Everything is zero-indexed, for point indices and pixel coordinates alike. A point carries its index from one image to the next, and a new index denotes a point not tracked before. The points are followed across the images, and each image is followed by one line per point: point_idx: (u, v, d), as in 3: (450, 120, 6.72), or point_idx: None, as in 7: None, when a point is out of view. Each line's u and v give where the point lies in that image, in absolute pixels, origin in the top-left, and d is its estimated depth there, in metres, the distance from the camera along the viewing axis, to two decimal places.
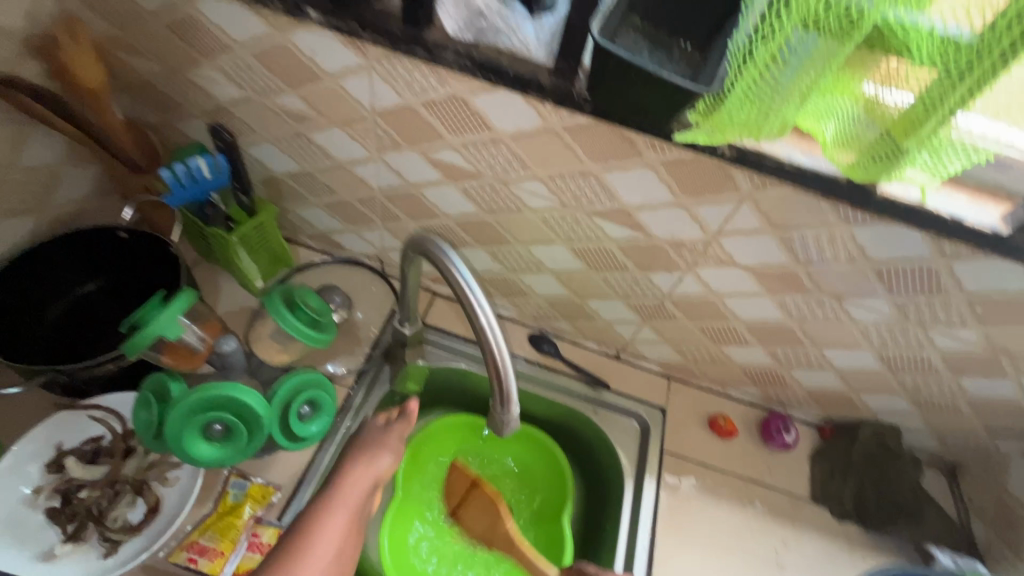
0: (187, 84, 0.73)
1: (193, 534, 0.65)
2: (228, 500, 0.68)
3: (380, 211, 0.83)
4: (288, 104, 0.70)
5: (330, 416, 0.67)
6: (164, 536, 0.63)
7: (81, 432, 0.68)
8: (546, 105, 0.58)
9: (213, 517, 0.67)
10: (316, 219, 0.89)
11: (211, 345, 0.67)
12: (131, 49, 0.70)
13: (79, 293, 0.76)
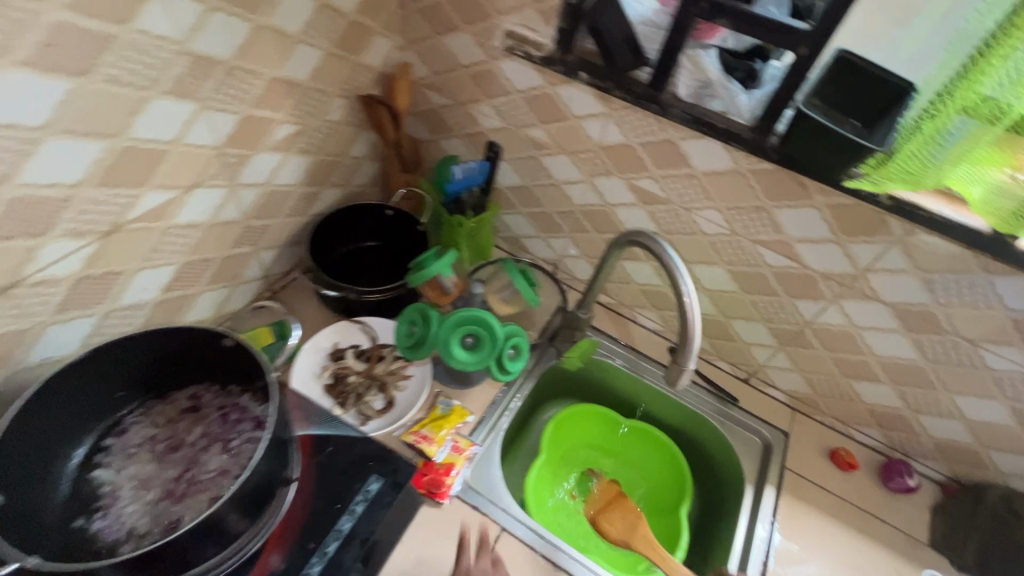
0: (462, 114, 1.03)
1: (413, 427, 0.86)
2: (437, 411, 0.89)
3: (573, 224, 1.06)
4: (535, 135, 0.97)
5: (527, 358, 0.88)
6: (396, 424, 0.86)
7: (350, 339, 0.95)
8: (740, 153, 0.79)
9: (426, 419, 0.88)
10: (516, 224, 1.14)
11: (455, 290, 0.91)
12: (435, 87, 1.02)
13: (359, 246, 1.06)
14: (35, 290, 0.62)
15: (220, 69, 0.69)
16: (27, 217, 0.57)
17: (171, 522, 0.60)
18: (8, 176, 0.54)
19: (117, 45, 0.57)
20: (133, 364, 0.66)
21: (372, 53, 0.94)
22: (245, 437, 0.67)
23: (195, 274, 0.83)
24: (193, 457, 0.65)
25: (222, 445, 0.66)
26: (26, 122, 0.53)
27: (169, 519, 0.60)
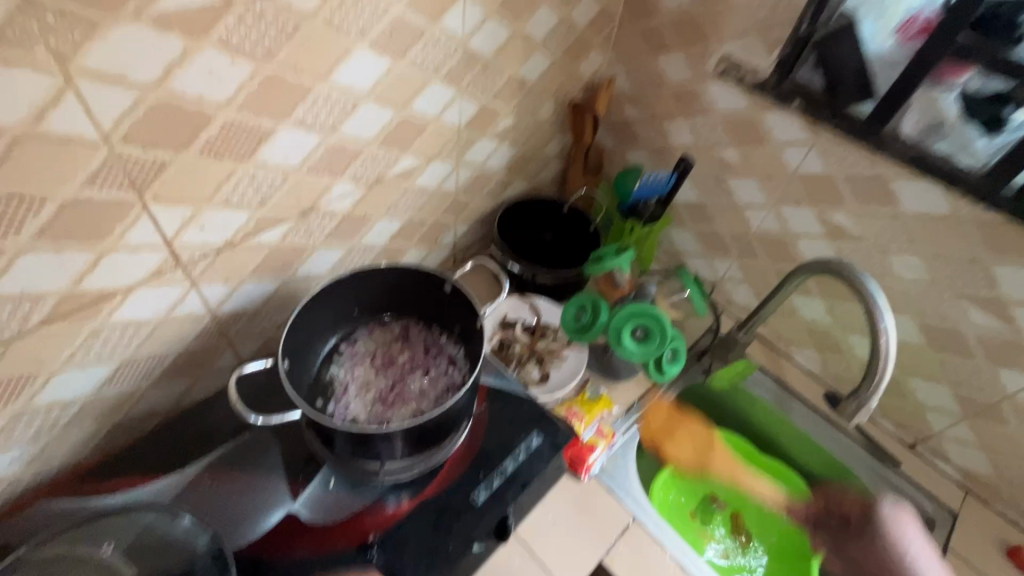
0: (654, 129, 1.08)
1: (563, 403, 0.92)
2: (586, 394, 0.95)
3: (744, 248, 1.06)
4: (725, 156, 0.99)
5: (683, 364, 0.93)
6: (548, 396, 0.92)
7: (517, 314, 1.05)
8: (962, 200, 0.76)
9: (575, 399, 0.93)
10: (680, 240, 1.17)
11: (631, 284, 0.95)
12: (633, 101, 1.09)
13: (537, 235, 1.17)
14: (319, 219, 0.79)
15: (480, 63, 0.83)
16: (333, 161, 0.74)
17: (383, 422, 0.72)
18: (334, 127, 0.70)
19: (426, 36, 0.72)
20: (373, 290, 0.80)
21: (587, 64, 1.04)
22: (443, 371, 0.79)
23: (411, 232, 0.98)
24: (402, 377, 0.78)
25: (425, 372, 0.79)
26: (358, 89, 0.69)
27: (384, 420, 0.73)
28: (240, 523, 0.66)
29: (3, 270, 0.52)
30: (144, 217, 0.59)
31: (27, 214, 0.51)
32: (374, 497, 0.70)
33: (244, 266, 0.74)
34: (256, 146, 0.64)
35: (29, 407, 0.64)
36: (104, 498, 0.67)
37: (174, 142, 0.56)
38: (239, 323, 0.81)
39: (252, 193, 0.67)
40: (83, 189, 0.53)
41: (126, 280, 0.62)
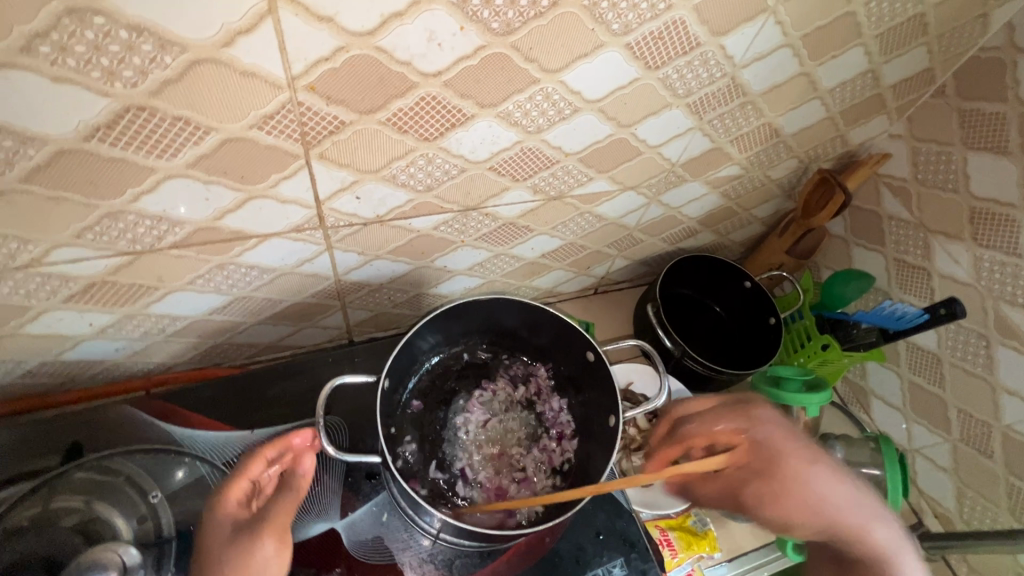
0: (916, 240, 0.82)
1: (661, 521, 0.74)
2: (689, 521, 0.75)
3: (972, 436, 0.78)
4: (1011, 317, 0.71)
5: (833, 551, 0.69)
6: (648, 507, 0.74)
7: (644, 385, 0.84)
8: None
9: (675, 521, 0.75)
10: (879, 380, 0.91)
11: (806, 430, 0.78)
12: (903, 195, 0.82)
13: (701, 301, 0.98)
14: (478, 218, 0.67)
15: (739, 99, 0.63)
16: (521, 165, 0.60)
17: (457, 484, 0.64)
18: (540, 130, 0.56)
19: (696, 52, 0.54)
20: (506, 319, 0.71)
21: (863, 130, 0.79)
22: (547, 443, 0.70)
23: (566, 254, 0.84)
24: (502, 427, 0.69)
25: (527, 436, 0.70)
26: (586, 94, 0.54)
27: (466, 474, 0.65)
28: (300, 512, 0.61)
29: (151, 189, 0.47)
30: (305, 172, 0.51)
31: (187, 140, 0.44)
32: (420, 553, 0.61)
33: (384, 243, 0.65)
34: (446, 130, 0.52)
35: (142, 313, 0.61)
36: (172, 427, 0.64)
37: (362, 104, 0.46)
38: (358, 292, 0.73)
39: (421, 176, 0.57)
40: (252, 130, 0.45)
41: (266, 227, 0.56)
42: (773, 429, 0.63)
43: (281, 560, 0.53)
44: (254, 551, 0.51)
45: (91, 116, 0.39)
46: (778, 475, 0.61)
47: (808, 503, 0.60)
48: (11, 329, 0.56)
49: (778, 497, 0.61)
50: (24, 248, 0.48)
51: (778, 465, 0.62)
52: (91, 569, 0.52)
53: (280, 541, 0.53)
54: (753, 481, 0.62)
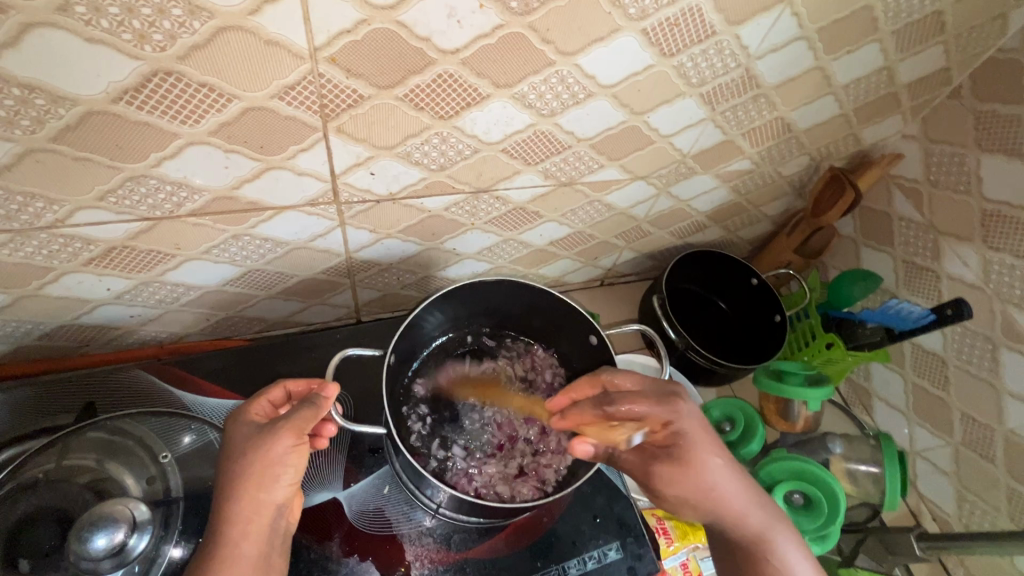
0: (926, 241, 0.82)
1: (658, 510, 0.75)
2: None
3: (974, 439, 0.78)
4: (1018, 321, 0.71)
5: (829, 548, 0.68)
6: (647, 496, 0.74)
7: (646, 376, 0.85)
8: None
9: (672, 511, 0.75)
10: (883, 382, 0.91)
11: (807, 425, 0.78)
12: (914, 196, 0.82)
13: (707, 297, 0.98)
14: (489, 201, 0.68)
15: (753, 91, 0.64)
16: (533, 148, 0.61)
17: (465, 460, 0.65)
18: (553, 113, 0.57)
19: (711, 40, 0.55)
20: (512, 303, 0.72)
21: (876, 130, 0.79)
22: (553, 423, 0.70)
23: (574, 243, 0.85)
24: (508, 406, 0.70)
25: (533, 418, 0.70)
26: (600, 79, 0.55)
27: (473, 452, 0.66)
28: (303, 481, 0.62)
29: (173, 154, 0.48)
30: (321, 145, 0.52)
31: (210, 108, 0.45)
32: (420, 527, 0.62)
33: (395, 222, 0.66)
34: (461, 109, 0.53)
35: (158, 280, 0.63)
36: (185, 393, 0.67)
37: (380, 79, 0.47)
38: (368, 271, 0.75)
39: (434, 154, 0.58)
40: (272, 100, 0.46)
41: (282, 200, 0.57)
42: (695, 417, 0.58)
43: (297, 459, 0.53)
44: (274, 445, 0.52)
45: (120, 78, 0.41)
46: (689, 458, 0.56)
47: (703, 491, 0.56)
48: (32, 289, 0.58)
49: (690, 477, 0.56)
50: (49, 209, 0.50)
51: (697, 441, 0.56)
52: (101, 523, 0.53)
53: (295, 440, 0.52)
54: (661, 460, 0.57)
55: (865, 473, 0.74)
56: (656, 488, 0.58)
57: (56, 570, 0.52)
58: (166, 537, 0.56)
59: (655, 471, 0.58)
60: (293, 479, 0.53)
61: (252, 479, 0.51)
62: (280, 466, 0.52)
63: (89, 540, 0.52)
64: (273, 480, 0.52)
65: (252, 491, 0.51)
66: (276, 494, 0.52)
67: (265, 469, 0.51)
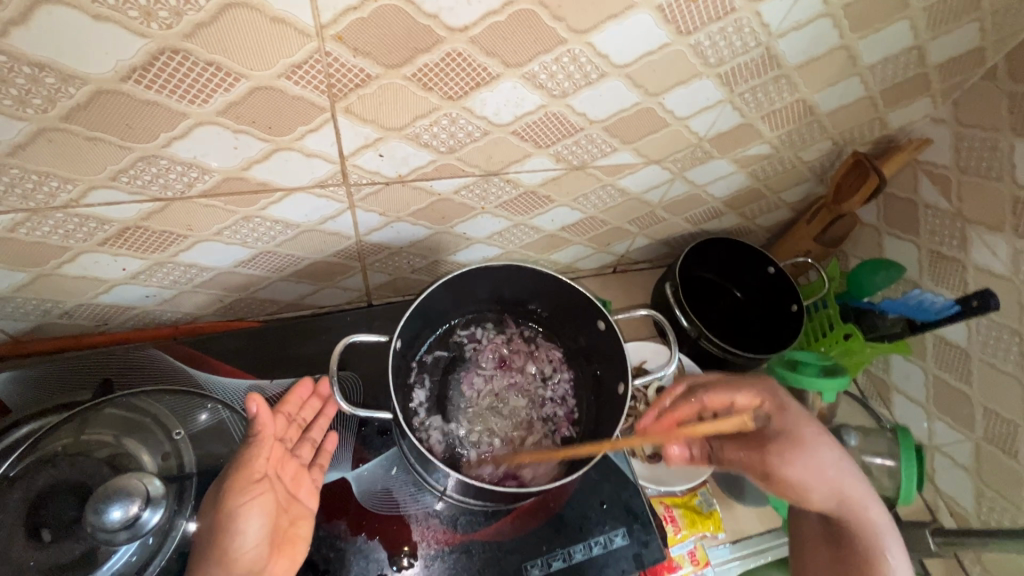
0: (952, 230, 0.79)
1: (665, 499, 0.74)
2: (693, 499, 0.75)
3: (996, 433, 0.76)
4: None
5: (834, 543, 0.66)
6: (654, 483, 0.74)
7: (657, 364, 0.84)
8: None
9: (678, 499, 0.74)
10: (902, 374, 0.89)
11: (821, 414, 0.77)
12: (941, 182, 0.79)
13: (722, 286, 0.96)
14: (499, 184, 0.67)
15: (773, 71, 0.61)
16: (544, 131, 0.60)
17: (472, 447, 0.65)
18: (565, 94, 0.56)
19: (730, 17, 0.53)
20: (520, 288, 0.72)
21: (904, 113, 0.76)
22: (559, 404, 0.71)
23: (586, 228, 0.83)
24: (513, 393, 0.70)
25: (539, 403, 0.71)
26: (613, 58, 0.53)
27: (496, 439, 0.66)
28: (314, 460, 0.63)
29: (182, 135, 0.48)
30: (330, 126, 0.51)
31: (218, 87, 0.45)
32: (427, 509, 0.63)
33: (405, 205, 0.66)
34: (470, 89, 0.52)
35: (171, 261, 0.64)
36: (200, 372, 0.68)
37: (388, 57, 0.46)
38: (378, 255, 0.75)
39: (443, 136, 0.57)
40: (280, 80, 0.46)
41: (292, 181, 0.57)
42: (798, 418, 0.60)
43: (252, 511, 0.52)
44: (220, 503, 0.51)
45: (127, 56, 0.40)
46: (806, 439, 0.58)
47: (811, 482, 0.56)
48: (49, 269, 0.59)
49: (802, 459, 0.57)
50: (63, 188, 0.50)
51: (801, 439, 0.58)
52: (117, 495, 0.54)
53: (247, 491, 0.52)
54: (778, 441, 0.58)
55: (881, 466, 0.71)
56: (771, 455, 0.58)
57: (76, 541, 0.54)
58: (177, 516, 0.57)
59: (778, 450, 0.58)
60: (262, 533, 0.52)
61: (212, 550, 0.50)
62: (236, 527, 0.51)
63: (105, 511, 0.53)
64: (231, 545, 0.50)
65: (214, 564, 0.49)
66: (250, 556, 0.51)
67: (221, 533, 0.51)
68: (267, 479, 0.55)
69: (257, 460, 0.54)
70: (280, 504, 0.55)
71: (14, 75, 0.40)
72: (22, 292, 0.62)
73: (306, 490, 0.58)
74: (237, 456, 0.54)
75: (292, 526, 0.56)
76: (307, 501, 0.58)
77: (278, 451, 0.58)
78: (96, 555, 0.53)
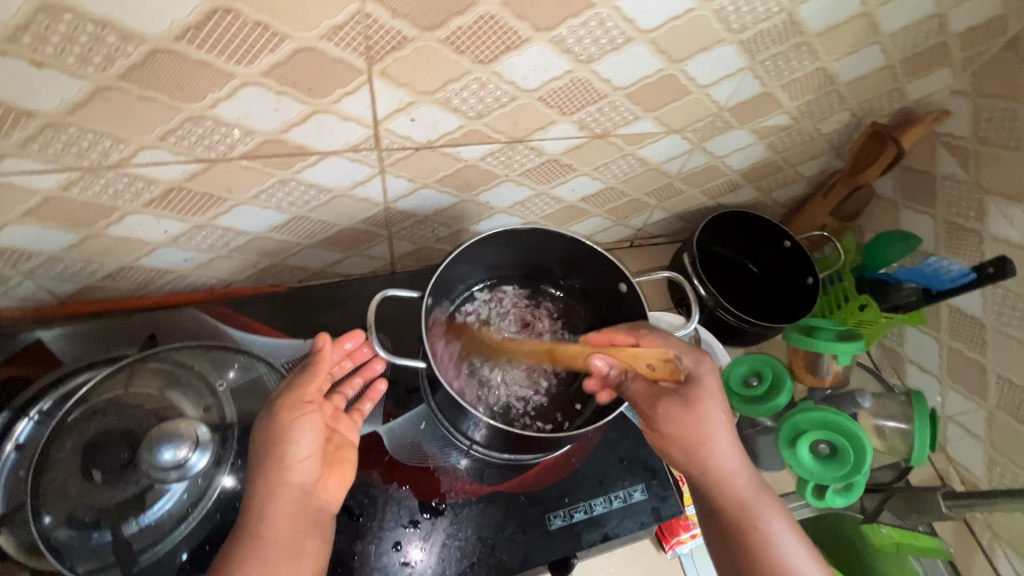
0: (969, 201, 0.80)
1: None
2: None
3: (1009, 401, 0.77)
4: None
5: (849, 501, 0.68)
6: None
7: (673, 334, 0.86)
8: None
9: None
10: (916, 346, 0.90)
11: (835, 378, 0.79)
12: (960, 154, 0.80)
13: (738, 261, 0.98)
14: (524, 152, 0.69)
15: (795, 38, 0.63)
16: (569, 97, 0.62)
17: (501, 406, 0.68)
18: (591, 59, 0.57)
19: None
20: (542, 254, 0.74)
21: (923, 84, 0.76)
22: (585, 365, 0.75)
23: (605, 200, 0.85)
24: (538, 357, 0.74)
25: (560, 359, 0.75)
26: (639, 23, 0.55)
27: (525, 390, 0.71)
28: None
29: (228, 95, 0.51)
30: (366, 88, 0.54)
31: (264, 48, 0.47)
32: (453, 462, 0.66)
33: (433, 171, 0.68)
34: (501, 53, 0.54)
35: (210, 225, 0.67)
36: (237, 333, 0.71)
37: (424, 19, 0.48)
38: (404, 222, 0.77)
39: (472, 101, 0.59)
40: (322, 41, 0.48)
41: (327, 144, 0.59)
42: (713, 375, 0.59)
43: (303, 429, 0.55)
44: (277, 418, 0.55)
45: (183, 16, 0.43)
46: (697, 403, 0.57)
47: (696, 440, 0.56)
48: (98, 229, 0.62)
49: (691, 423, 0.56)
50: (116, 147, 0.53)
51: (707, 393, 0.57)
52: (167, 438, 0.58)
53: (296, 411, 0.55)
54: (672, 398, 0.57)
55: (893, 429, 0.74)
56: (658, 421, 0.58)
57: (128, 484, 0.57)
58: (219, 464, 0.61)
59: (660, 408, 0.57)
60: (312, 450, 0.55)
61: (267, 460, 0.53)
62: (291, 440, 0.54)
63: (158, 452, 0.57)
64: (288, 456, 0.54)
65: (271, 471, 0.53)
66: (301, 469, 0.54)
67: (278, 446, 0.54)
68: (316, 403, 0.57)
69: (306, 387, 0.57)
70: (326, 427, 0.58)
71: (78, 33, 0.42)
72: (71, 253, 0.65)
73: (346, 426, 0.60)
74: (292, 384, 0.58)
75: (339, 451, 0.58)
76: (346, 433, 0.60)
77: (327, 384, 0.60)
78: (145, 499, 0.57)
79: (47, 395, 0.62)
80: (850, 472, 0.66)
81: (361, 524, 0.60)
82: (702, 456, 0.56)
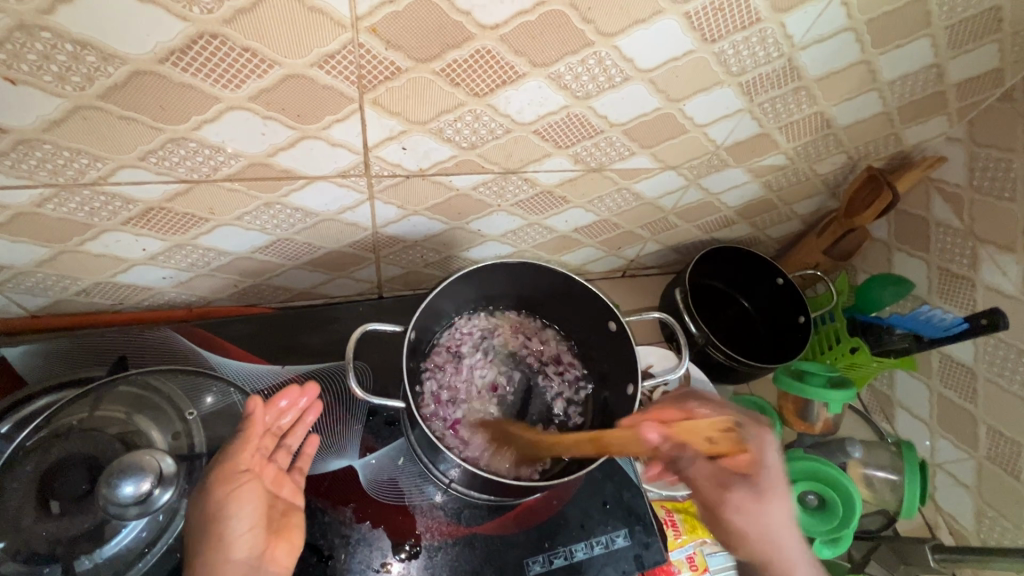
0: (962, 249, 0.79)
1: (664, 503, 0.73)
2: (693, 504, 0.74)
3: (999, 451, 0.76)
4: None
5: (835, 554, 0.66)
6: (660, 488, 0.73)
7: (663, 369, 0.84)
8: None
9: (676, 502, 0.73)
10: (906, 390, 0.89)
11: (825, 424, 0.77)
12: (954, 201, 0.80)
13: (731, 296, 0.97)
14: (517, 182, 0.68)
15: (794, 82, 0.62)
16: (565, 131, 0.61)
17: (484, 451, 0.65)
18: (588, 96, 0.56)
19: (755, 27, 0.54)
20: (532, 286, 0.73)
21: (920, 130, 0.76)
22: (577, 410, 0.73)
23: (598, 231, 0.84)
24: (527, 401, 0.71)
25: (551, 401, 0.73)
26: (638, 62, 0.54)
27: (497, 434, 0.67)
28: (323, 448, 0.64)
29: (212, 118, 0.49)
30: (356, 116, 0.52)
31: (251, 73, 0.46)
32: (430, 500, 0.63)
33: (423, 199, 0.67)
34: (496, 86, 0.53)
35: (191, 244, 0.65)
36: (213, 356, 0.69)
37: (419, 51, 0.47)
38: (393, 247, 0.75)
39: (466, 132, 0.58)
40: (313, 68, 0.46)
41: (315, 169, 0.58)
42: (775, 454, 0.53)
43: (236, 503, 0.53)
44: (206, 496, 0.53)
45: (167, 39, 0.41)
46: (767, 493, 0.52)
47: (760, 536, 0.52)
48: (73, 246, 0.60)
49: (758, 513, 0.51)
50: (93, 166, 0.51)
51: (775, 481, 0.52)
52: (129, 471, 0.55)
53: (230, 484, 0.53)
54: (743, 490, 0.51)
55: (882, 480, 0.73)
56: (718, 512, 0.52)
57: (86, 515, 0.55)
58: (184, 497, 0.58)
59: (727, 499, 0.51)
60: (250, 524, 0.52)
61: (204, 538, 0.51)
62: (226, 514, 0.52)
63: (118, 486, 0.55)
64: (225, 532, 0.51)
65: (209, 547, 0.50)
66: (242, 545, 0.51)
67: (213, 522, 0.51)
68: (250, 472, 0.55)
69: (238, 455, 0.56)
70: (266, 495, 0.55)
71: (56, 52, 0.41)
72: (44, 268, 0.62)
73: (290, 489, 0.58)
74: (221, 455, 0.56)
75: (285, 516, 0.56)
76: (290, 497, 0.57)
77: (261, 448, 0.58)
78: (102, 531, 0.54)
79: (7, 417, 0.58)
80: (839, 526, 0.65)
81: (331, 565, 0.57)
82: (759, 546, 0.52)
